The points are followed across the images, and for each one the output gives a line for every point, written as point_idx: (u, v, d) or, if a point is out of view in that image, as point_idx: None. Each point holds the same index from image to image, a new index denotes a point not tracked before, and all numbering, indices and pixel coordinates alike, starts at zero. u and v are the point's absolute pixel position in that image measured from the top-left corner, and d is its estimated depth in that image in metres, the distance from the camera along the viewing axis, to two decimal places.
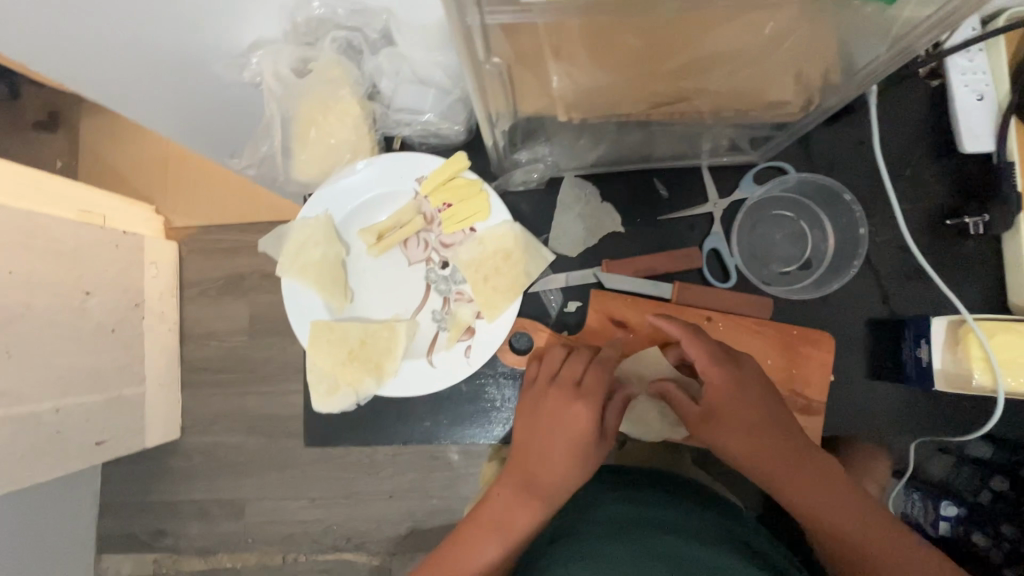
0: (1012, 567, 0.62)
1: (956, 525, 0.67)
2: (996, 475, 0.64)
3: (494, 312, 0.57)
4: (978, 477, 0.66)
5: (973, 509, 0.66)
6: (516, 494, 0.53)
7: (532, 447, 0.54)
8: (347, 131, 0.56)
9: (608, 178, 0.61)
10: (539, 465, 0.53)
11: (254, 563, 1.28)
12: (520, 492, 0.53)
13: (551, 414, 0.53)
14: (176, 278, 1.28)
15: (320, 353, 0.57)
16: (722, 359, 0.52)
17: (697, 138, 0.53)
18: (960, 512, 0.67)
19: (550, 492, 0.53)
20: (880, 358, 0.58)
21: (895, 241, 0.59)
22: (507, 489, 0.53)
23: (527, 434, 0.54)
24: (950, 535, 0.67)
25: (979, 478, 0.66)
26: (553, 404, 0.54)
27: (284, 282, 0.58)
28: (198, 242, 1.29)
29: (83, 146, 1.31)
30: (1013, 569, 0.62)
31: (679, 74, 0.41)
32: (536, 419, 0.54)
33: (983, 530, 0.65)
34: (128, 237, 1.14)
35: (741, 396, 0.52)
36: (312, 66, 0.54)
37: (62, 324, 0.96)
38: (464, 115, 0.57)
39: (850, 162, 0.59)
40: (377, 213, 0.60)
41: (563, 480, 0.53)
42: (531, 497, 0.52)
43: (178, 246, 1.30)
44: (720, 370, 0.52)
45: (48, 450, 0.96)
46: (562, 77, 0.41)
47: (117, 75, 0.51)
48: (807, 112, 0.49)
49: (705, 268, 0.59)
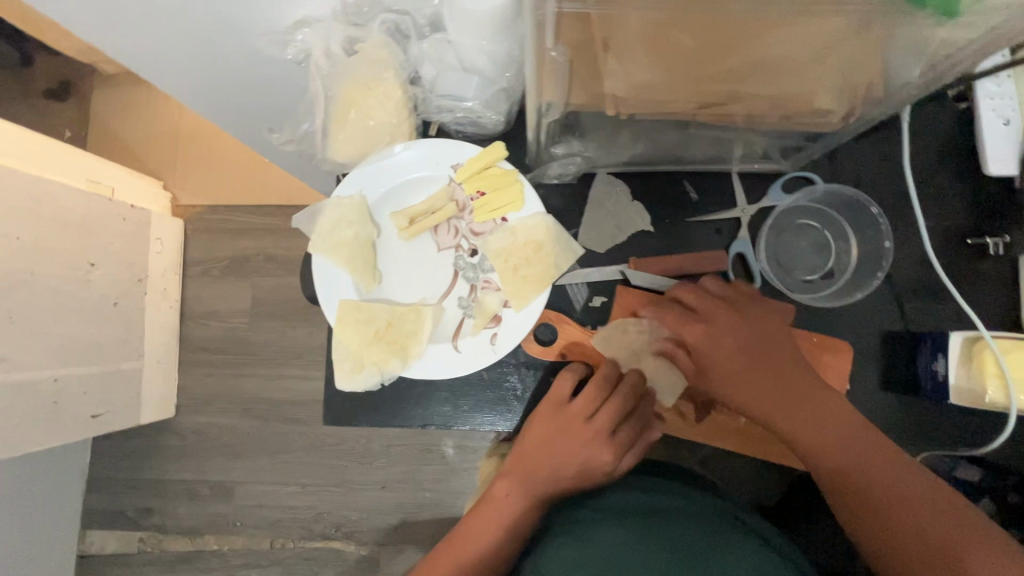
0: None
1: None
2: (983, 499, 0.64)
3: (521, 302, 0.57)
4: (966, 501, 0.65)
5: None
6: (515, 485, 0.57)
7: (539, 467, 0.57)
8: (387, 114, 0.57)
9: (640, 177, 0.62)
10: (543, 485, 0.57)
11: (240, 546, 1.29)
12: (519, 486, 0.57)
13: (570, 451, 0.56)
14: (180, 257, 1.31)
15: (346, 331, 0.57)
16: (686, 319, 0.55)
17: (730, 142, 0.55)
18: None
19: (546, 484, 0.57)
20: (895, 369, 0.59)
21: (915, 257, 0.60)
22: (513, 494, 0.56)
23: (534, 454, 0.57)
24: None
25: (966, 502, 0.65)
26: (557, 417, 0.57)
27: (314, 259, 0.58)
28: (202, 221, 1.33)
29: (96, 120, 1.32)
30: None
31: (734, 76, 0.41)
32: (548, 448, 0.56)
33: None
34: (134, 212, 1.14)
35: (718, 349, 0.53)
36: (359, 47, 0.55)
37: (67, 293, 0.97)
38: (507, 105, 0.57)
39: (877, 177, 0.60)
40: (411, 197, 0.60)
41: (558, 474, 0.56)
42: (528, 488, 0.57)
43: (184, 223, 1.32)
44: (688, 328, 0.54)
45: (44, 420, 0.96)
46: (618, 73, 0.41)
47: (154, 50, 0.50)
48: (846, 124, 0.50)
49: (731, 272, 0.60)
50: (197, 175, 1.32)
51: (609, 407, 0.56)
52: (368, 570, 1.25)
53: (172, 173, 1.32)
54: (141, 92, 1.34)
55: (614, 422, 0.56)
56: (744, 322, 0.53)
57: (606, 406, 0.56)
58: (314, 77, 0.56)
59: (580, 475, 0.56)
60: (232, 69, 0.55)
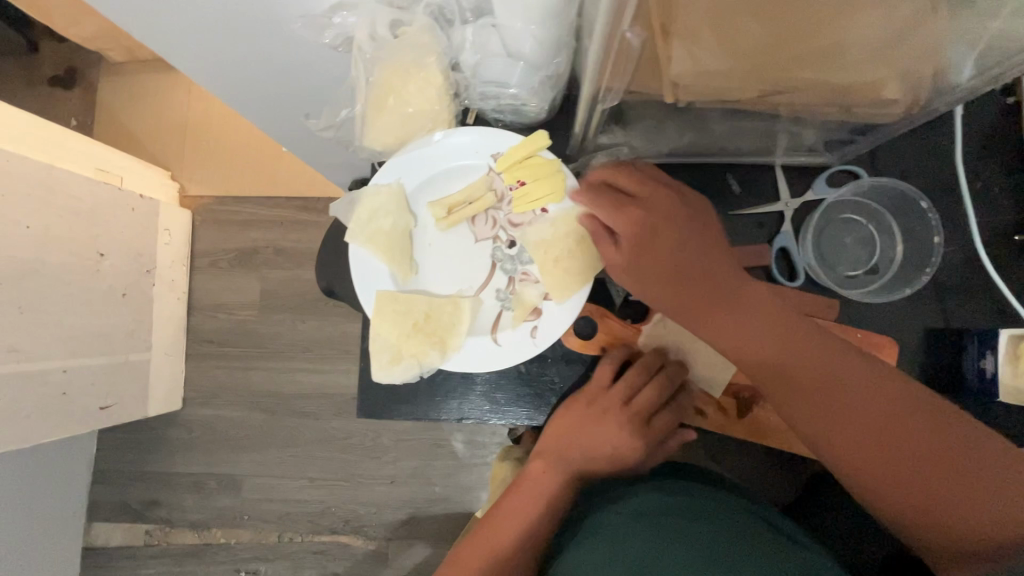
0: None
1: None
2: None
3: (562, 294, 0.56)
4: None
5: None
6: (552, 467, 0.58)
7: (574, 448, 0.58)
8: (428, 102, 0.56)
9: (682, 169, 0.61)
10: (577, 463, 0.58)
11: (248, 540, 1.27)
12: (556, 467, 0.58)
13: (604, 432, 0.58)
14: (187, 249, 1.29)
15: (383, 323, 0.56)
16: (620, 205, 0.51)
17: (778, 133, 0.54)
18: None
19: (583, 465, 0.59)
20: (938, 366, 0.58)
21: (960, 253, 0.59)
22: (549, 472, 0.57)
23: (571, 435, 0.58)
24: None
25: None
26: (596, 402, 0.58)
27: (351, 248, 0.57)
28: (213, 212, 1.31)
29: (106, 109, 1.30)
30: None
31: (800, 62, 0.40)
32: (584, 428, 0.58)
33: None
34: (143, 201, 1.14)
35: (655, 237, 0.49)
36: (402, 32, 0.53)
37: (75, 284, 0.97)
38: (551, 94, 0.57)
39: (923, 172, 0.59)
40: (449, 187, 0.59)
41: (595, 455, 0.58)
42: (566, 469, 0.58)
43: (192, 215, 1.31)
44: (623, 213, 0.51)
45: (54, 409, 0.97)
46: (684, 57, 0.39)
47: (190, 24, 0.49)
48: (906, 117, 0.49)
49: (773, 266, 0.59)
50: (207, 165, 1.31)
51: (648, 392, 0.57)
52: (378, 565, 1.24)
53: (183, 163, 1.31)
54: (150, 80, 1.32)
55: (649, 408, 0.58)
56: (678, 211, 0.50)
57: (648, 392, 0.57)
58: (356, 62, 0.54)
59: (612, 456, 0.58)
60: (268, 52, 0.53)
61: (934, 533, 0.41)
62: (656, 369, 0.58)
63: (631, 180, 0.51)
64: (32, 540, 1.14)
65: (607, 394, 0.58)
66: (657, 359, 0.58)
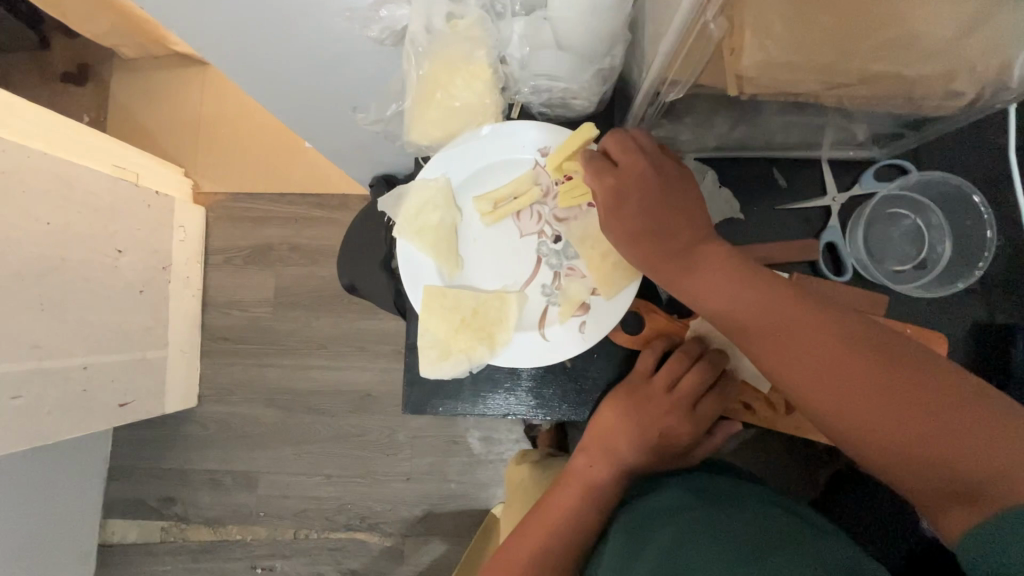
0: None
1: None
2: None
3: (611, 290, 0.56)
4: None
5: None
6: (596, 457, 0.57)
7: (619, 440, 0.56)
8: (476, 96, 0.56)
9: (726, 163, 0.60)
10: (623, 455, 0.56)
11: (264, 536, 1.28)
12: (599, 457, 0.57)
13: (649, 422, 0.56)
14: (201, 245, 1.29)
15: (431, 318, 0.56)
16: (620, 151, 0.49)
17: (829, 127, 0.53)
18: None
19: (629, 456, 0.56)
20: (987, 360, 0.58)
21: (1005, 249, 0.58)
22: (594, 465, 0.57)
23: (615, 427, 0.56)
24: None
25: None
26: (637, 388, 0.57)
27: (399, 244, 0.57)
28: (227, 209, 1.30)
29: (122, 105, 1.30)
30: None
31: (870, 53, 0.39)
32: (629, 420, 0.56)
33: None
34: (159, 198, 1.14)
35: (644, 187, 0.48)
36: (456, 23, 0.52)
37: (95, 281, 0.97)
38: (601, 88, 0.56)
39: (968, 168, 0.59)
40: (494, 181, 0.59)
41: (641, 445, 0.56)
42: (609, 460, 0.57)
43: (206, 212, 1.30)
44: (625, 160, 0.49)
45: (74, 406, 0.97)
46: (754, 49, 0.39)
47: (236, 19, 0.48)
48: (964, 111, 0.48)
49: (820, 261, 0.59)
50: (222, 162, 1.30)
51: (692, 378, 0.56)
52: (394, 561, 1.24)
53: (199, 159, 1.30)
54: (165, 76, 1.31)
55: (694, 393, 0.56)
56: (661, 176, 0.48)
57: (691, 377, 0.56)
58: (406, 55, 0.52)
59: (660, 446, 0.57)
60: (313, 48, 0.53)
61: (928, 491, 0.38)
62: (700, 355, 0.57)
63: (620, 145, 0.49)
64: (49, 537, 1.14)
65: (645, 378, 0.57)
66: (700, 347, 0.57)
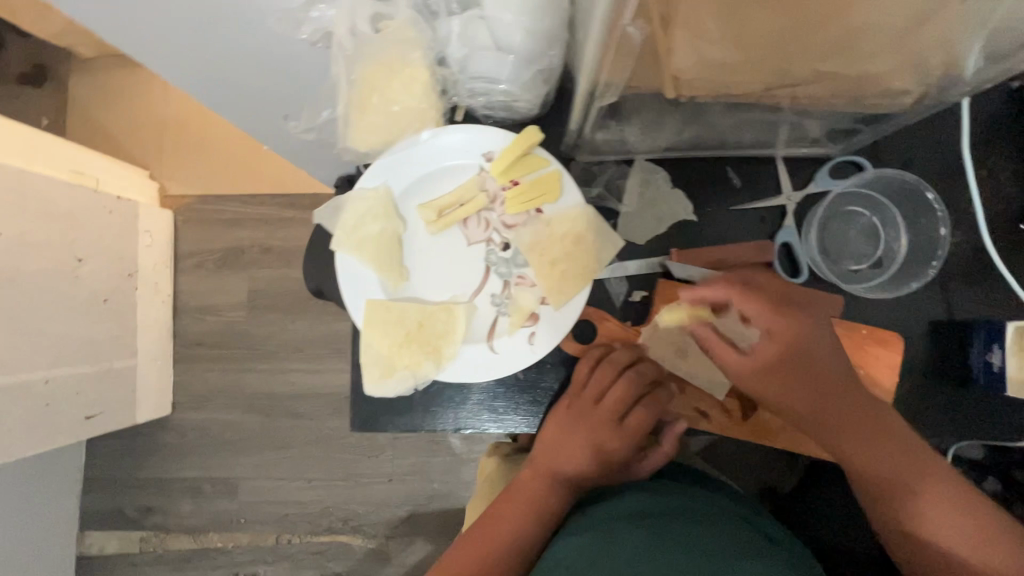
0: None
1: None
2: None
3: (560, 299, 0.54)
4: None
5: None
6: (536, 473, 0.55)
7: (559, 456, 0.55)
8: (415, 99, 0.54)
9: (680, 163, 0.58)
10: (563, 472, 0.55)
11: (245, 543, 1.26)
12: (539, 474, 0.55)
13: (586, 434, 0.54)
14: (171, 249, 1.25)
15: (374, 334, 0.54)
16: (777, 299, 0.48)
17: (781, 125, 0.51)
18: None
19: (567, 472, 0.55)
20: (947, 360, 0.56)
21: (965, 244, 0.57)
22: (537, 481, 0.55)
23: (555, 441, 0.55)
24: None
25: None
26: (571, 402, 0.56)
27: (338, 257, 0.54)
28: (195, 212, 1.26)
29: (79, 108, 1.24)
30: None
31: (807, 53, 0.37)
32: (568, 432, 0.55)
33: None
34: (123, 203, 1.09)
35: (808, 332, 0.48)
36: (385, 25, 0.49)
37: (55, 290, 0.93)
38: (544, 88, 0.53)
39: (927, 162, 0.57)
40: (438, 188, 0.56)
41: (580, 461, 0.55)
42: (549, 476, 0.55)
43: (173, 216, 1.26)
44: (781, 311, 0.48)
45: (36, 421, 0.93)
46: (686, 50, 0.37)
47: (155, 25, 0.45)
48: (913, 107, 0.46)
49: (776, 262, 0.57)
50: (192, 164, 1.26)
51: (622, 385, 0.54)
52: (379, 563, 1.23)
53: (160, 162, 1.26)
54: (126, 78, 1.26)
55: (623, 402, 0.55)
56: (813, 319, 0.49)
57: (620, 387, 0.54)
58: (335, 60, 0.49)
59: (596, 459, 0.55)
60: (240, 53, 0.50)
61: None
62: (631, 364, 0.56)
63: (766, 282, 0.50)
64: (26, 554, 1.11)
65: (579, 392, 0.56)
66: (631, 355, 0.56)
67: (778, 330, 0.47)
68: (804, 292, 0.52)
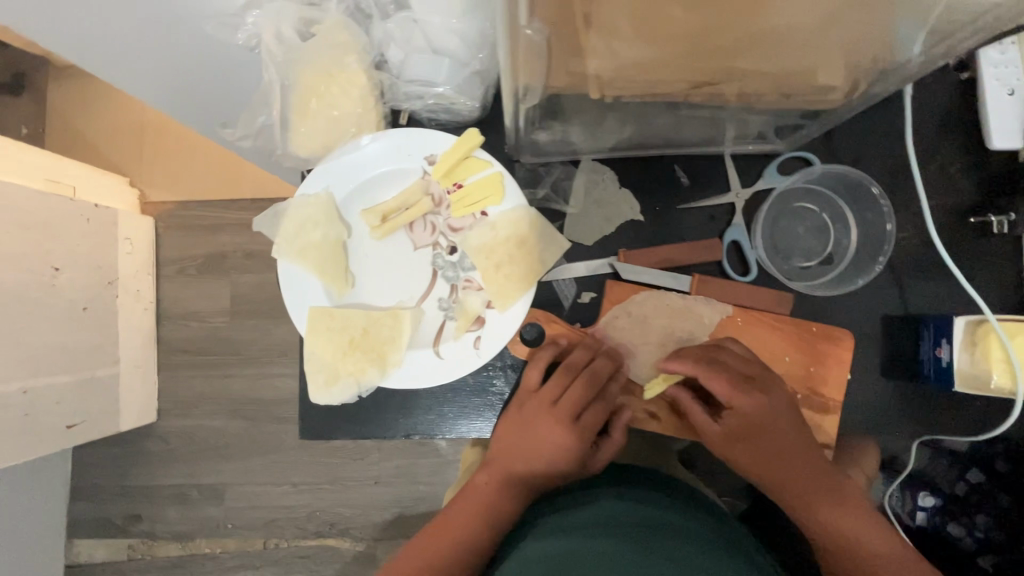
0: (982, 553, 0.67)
1: (931, 514, 0.71)
2: (972, 468, 0.68)
3: (505, 302, 0.54)
4: (956, 470, 0.69)
5: (950, 500, 0.70)
6: (492, 475, 0.54)
7: (514, 457, 0.54)
8: (352, 103, 0.52)
9: (628, 162, 0.58)
10: (518, 473, 0.54)
11: (234, 548, 1.24)
12: (495, 476, 0.54)
13: (540, 436, 0.53)
14: (152, 257, 1.22)
15: (319, 342, 0.54)
16: (741, 384, 0.51)
17: (725, 123, 0.50)
18: (935, 502, 0.71)
19: (523, 474, 0.54)
20: (899, 355, 0.56)
21: (918, 238, 0.57)
22: (493, 484, 0.54)
23: (510, 443, 0.54)
24: (926, 522, 0.71)
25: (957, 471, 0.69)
26: (526, 404, 0.55)
27: (281, 265, 0.54)
28: (177, 218, 1.22)
29: (51, 111, 1.21)
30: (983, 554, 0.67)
31: (724, 52, 0.36)
32: (523, 433, 0.54)
33: (958, 520, 0.69)
34: (100, 211, 1.04)
35: (769, 412, 0.51)
36: (317, 28, 0.51)
37: (31, 300, 0.88)
38: (481, 90, 0.52)
39: (878, 156, 0.57)
40: (382, 192, 0.56)
41: (535, 463, 0.53)
42: (505, 479, 0.54)
43: (155, 222, 1.22)
44: (744, 397, 0.51)
45: (14, 434, 0.88)
46: (601, 51, 0.36)
47: (90, 35, 0.46)
48: (847, 102, 0.46)
49: (725, 261, 0.57)
50: (168, 169, 1.22)
51: (576, 386, 0.53)
52: (367, 566, 1.21)
53: (136, 167, 1.22)
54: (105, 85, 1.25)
55: (578, 402, 0.53)
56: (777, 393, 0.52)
57: (574, 388, 0.53)
58: (267, 65, 0.51)
59: (552, 461, 0.53)
60: (179, 57, 0.51)
61: None
62: (587, 364, 0.54)
63: (739, 359, 0.52)
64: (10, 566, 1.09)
65: (534, 394, 0.55)
66: (586, 355, 0.54)
67: (738, 407, 0.51)
68: (769, 331, 0.55)
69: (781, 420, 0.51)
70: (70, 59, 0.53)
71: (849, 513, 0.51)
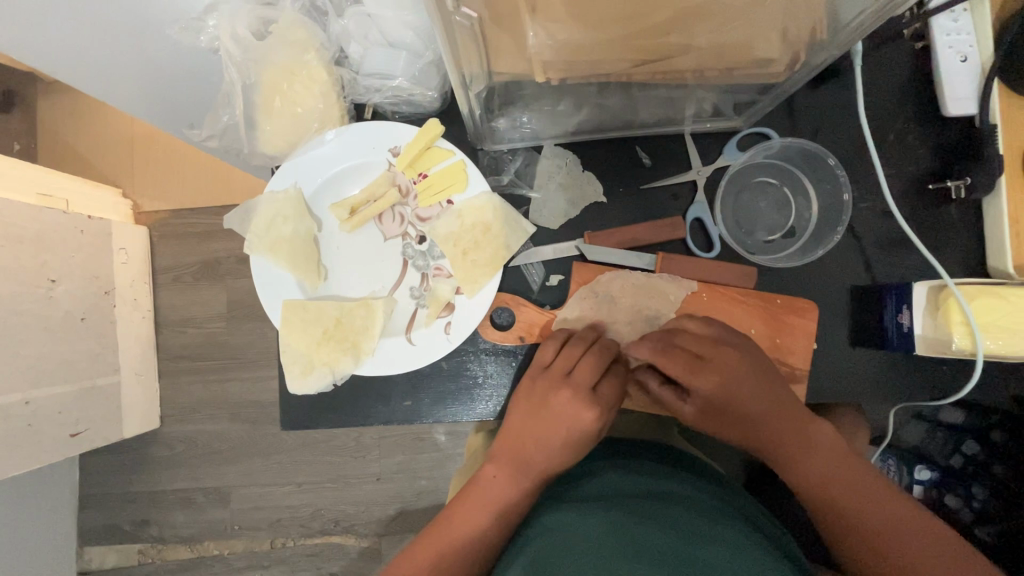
0: (978, 523, 0.74)
1: (928, 487, 0.79)
2: (968, 441, 0.76)
3: (473, 287, 0.56)
4: (952, 443, 0.77)
5: (946, 472, 0.78)
6: (502, 465, 0.53)
7: (529, 444, 0.53)
8: (314, 100, 0.53)
9: (591, 145, 0.59)
10: (533, 458, 0.53)
11: (242, 549, 1.26)
12: (506, 467, 0.53)
13: (555, 419, 0.52)
14: (148, 265, 1.22)
15: (294, 334, 0.55)
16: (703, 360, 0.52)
17: (680, 102, 0.51)
18: (933, 475, 0.79)
19: (537, 461, 0.52)
20: (865, 325, 0.57)
21: (878, 208, 0.58)
22: (502, 474, 0.53)
23: (523, 430, 0.53)
24: (923, 495, 0.80)
25: (952, 444, 0.77)
26: (534, 386, 0.54)
27: (254, 260, 0.55)
28: (169, 226, 1.23)
29: (43, 128, 1.22)
30: (979, 525, 0.74)
31: (661, 29, 0.37)
32: (535, 420, 0.53)
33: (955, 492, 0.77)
34: (94, 222, 1.05)
35: (738, 382, 0.51)
36: (273, 26, 0.52)
37: (28, 313, 0.90)
38: (438, 80, 0.53)
39: (837, 127, 0.58)
40: (349, 187, 0.57)
41: (552, 448, 0.52)
42: (517, 468, 0.53)
43: (149, 231, 1.23)
44: (706, 373, 0.51)
45: (18, 444, 0.89)
46: (540, 32, 0.37)
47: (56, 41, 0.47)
48: (791, 72, 0.47)
49: (689, 238, 0.58)
50: (159, 178, 1.23)
51: (591, 361, 0.53)
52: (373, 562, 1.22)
53: (128, 178, 1.23)
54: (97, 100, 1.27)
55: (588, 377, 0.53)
56: (751, 363, 0.52)
57: (588, 360, 0.53)
58: (228, 65, 0.52)
59: (568, 440, 0.52)
60: (143, 58, 0.52)
61: None
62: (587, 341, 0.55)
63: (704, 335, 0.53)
64: None
65: (544, 374, 0.54)
66: (592, 335, 0.55)
67: (703, 382, 0.51)
68: (730, 308, 0.56)
69: (753, 386, 0.52)
70: (37, 67, 0.54)
71: (847, 475, 0.50)
